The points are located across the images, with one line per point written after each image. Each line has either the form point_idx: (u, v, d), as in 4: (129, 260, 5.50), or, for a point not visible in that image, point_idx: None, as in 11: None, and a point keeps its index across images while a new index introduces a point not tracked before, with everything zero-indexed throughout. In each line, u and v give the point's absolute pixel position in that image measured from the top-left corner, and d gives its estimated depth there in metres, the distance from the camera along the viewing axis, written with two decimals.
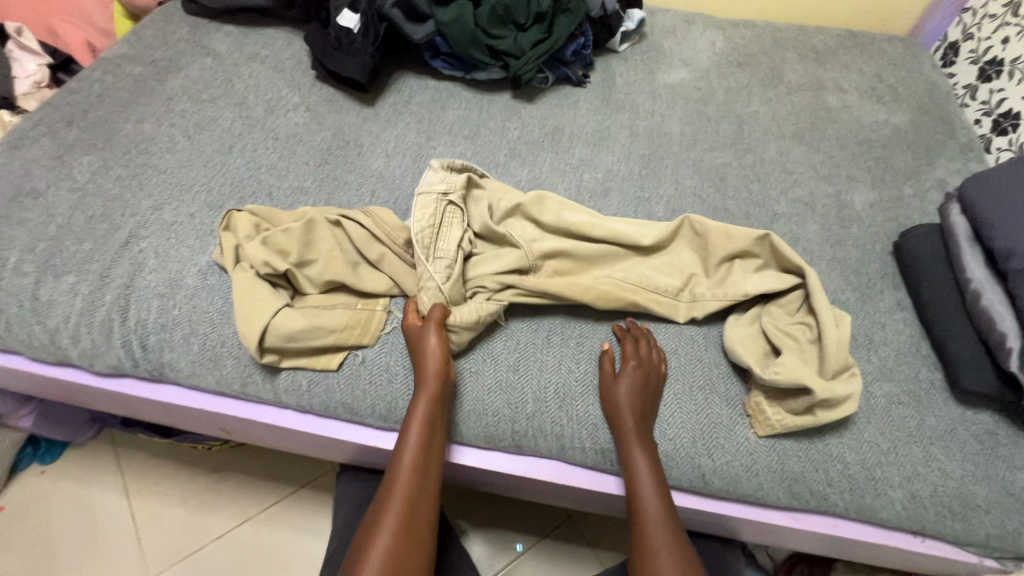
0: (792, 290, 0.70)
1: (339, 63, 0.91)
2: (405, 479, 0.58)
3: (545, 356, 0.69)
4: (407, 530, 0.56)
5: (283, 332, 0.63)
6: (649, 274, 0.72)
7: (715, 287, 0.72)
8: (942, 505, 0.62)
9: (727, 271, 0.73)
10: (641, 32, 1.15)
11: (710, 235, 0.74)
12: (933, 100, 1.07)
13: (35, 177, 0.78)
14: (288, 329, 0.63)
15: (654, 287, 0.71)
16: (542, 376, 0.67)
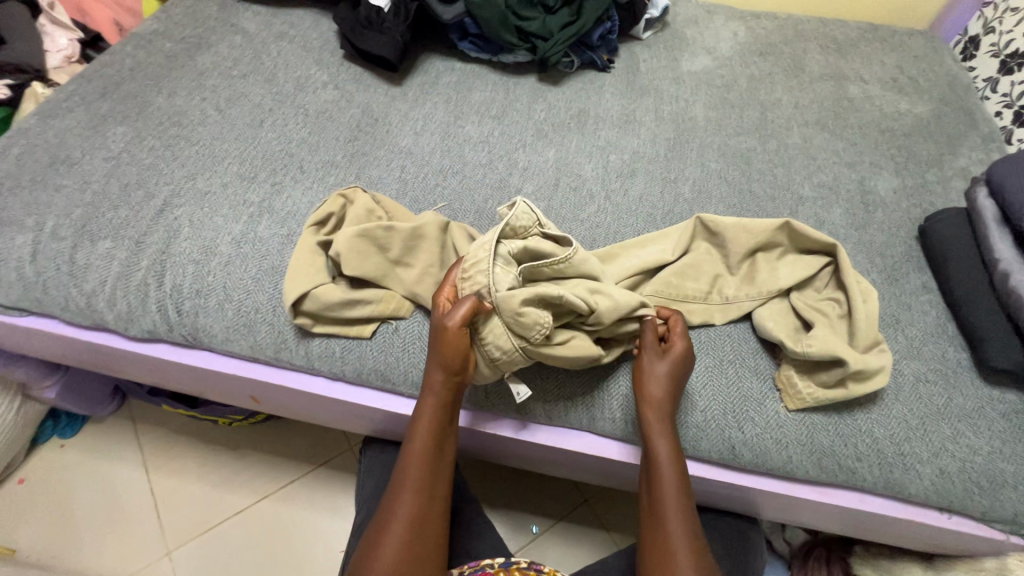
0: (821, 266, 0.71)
1: (369, 42, 0.91)
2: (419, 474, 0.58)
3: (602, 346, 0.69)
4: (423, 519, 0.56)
5: (322, 302, 0.64)
6: (677, 283, 0.70)
7: (745, 286, 0.70)
8: (970, 481, 0.63)
9: (751, 267, 0.71)
10: (664, 20, 1.16)
11: (726, 232, 0.71)
12: (954, 91, 1.08)
13: (70, 146, 0.79)
14: (327, 299, 0.64)
15: (684, 295, 0.69)
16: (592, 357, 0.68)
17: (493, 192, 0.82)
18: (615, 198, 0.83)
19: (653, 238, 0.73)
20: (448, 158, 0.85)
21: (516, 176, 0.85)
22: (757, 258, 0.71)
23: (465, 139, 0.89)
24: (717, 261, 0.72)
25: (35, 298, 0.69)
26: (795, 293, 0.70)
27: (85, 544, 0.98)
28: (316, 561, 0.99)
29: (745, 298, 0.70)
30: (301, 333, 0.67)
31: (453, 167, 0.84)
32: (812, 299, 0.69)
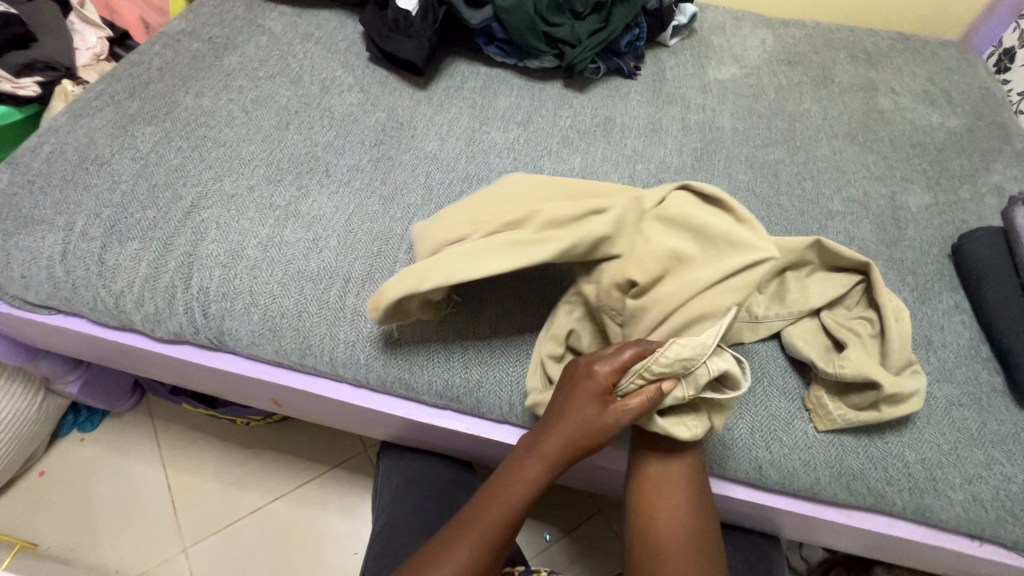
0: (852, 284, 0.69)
1: (396, 46, 0.91)
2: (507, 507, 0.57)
3: None
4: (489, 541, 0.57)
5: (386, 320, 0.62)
6: None
7: (775, 305, 0.69)
8: (1004, 509, 0.61)
9: (781, 285, 0.70)
10: (691, 27, 1.14)
11: None
12: (988, 105, 1.06)
13: (99, 145, 0.79)
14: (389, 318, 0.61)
15: None
16: None
17: None
18: None
19: None
20: (473, 165, 0.85)
21: None
22: (786, 276, 0.70)
23: (490, 145, 0.88)
24: None
25: (64, 297, 0.70)
26: (826, 314, 0.68)
27: (103, 539, 0.99)
28: (330, 562, 0.99)
29: (777, 317, 0.68)
30: (325, 340, 0.67)
31: (478, 174, 0.84)
32: (845, 320, 0.67)
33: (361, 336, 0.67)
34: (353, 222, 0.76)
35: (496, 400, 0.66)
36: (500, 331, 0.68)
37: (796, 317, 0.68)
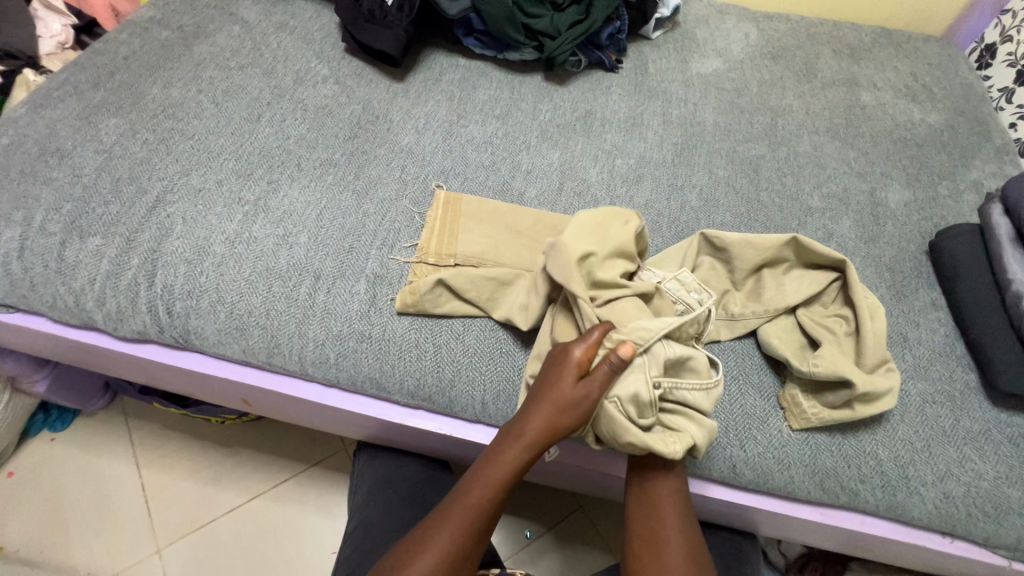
0: (829, 282, 0.69)
1: (372, 36, 0.89)
2: (476, 498, 0.56)
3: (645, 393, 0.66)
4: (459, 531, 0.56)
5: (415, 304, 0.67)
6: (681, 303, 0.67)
7: (751, 303, 0.69)
8: (974, 506, 0.62)
9: (756, 283, 0.70)
10: (674, 20, 1.13)
11: (730, 248, 0.69)
12: (969, 101, 1.06)
13: (61, 137, 0.77)
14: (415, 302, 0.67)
15: None
16: None
17: (495, 195, 0.80)
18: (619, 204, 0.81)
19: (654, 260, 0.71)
20: (450, 159, 0.83)
21: (519, 178, 0.82)
22: (761, 274, 0.70)
23: (468, 139, 0.86)
24: (721, 278, 0.70)
25: (22, 295, 0.67)
26: (801, 312, 0.68)
27: (74, 540, 0.97)
28: (307, 561, 0.98)
29: (752, 315, 0.68)
30: (294, 339, 0.66)
31: (455, 168, 0.82)
32: (819, 318, 0.67)
33: (330, 334, 0.66)
34: (324, 217, 0.74)
35: (469, 400, 0.65)
36: (473, 330, 0.67)
37: (771, 316, 0.68)
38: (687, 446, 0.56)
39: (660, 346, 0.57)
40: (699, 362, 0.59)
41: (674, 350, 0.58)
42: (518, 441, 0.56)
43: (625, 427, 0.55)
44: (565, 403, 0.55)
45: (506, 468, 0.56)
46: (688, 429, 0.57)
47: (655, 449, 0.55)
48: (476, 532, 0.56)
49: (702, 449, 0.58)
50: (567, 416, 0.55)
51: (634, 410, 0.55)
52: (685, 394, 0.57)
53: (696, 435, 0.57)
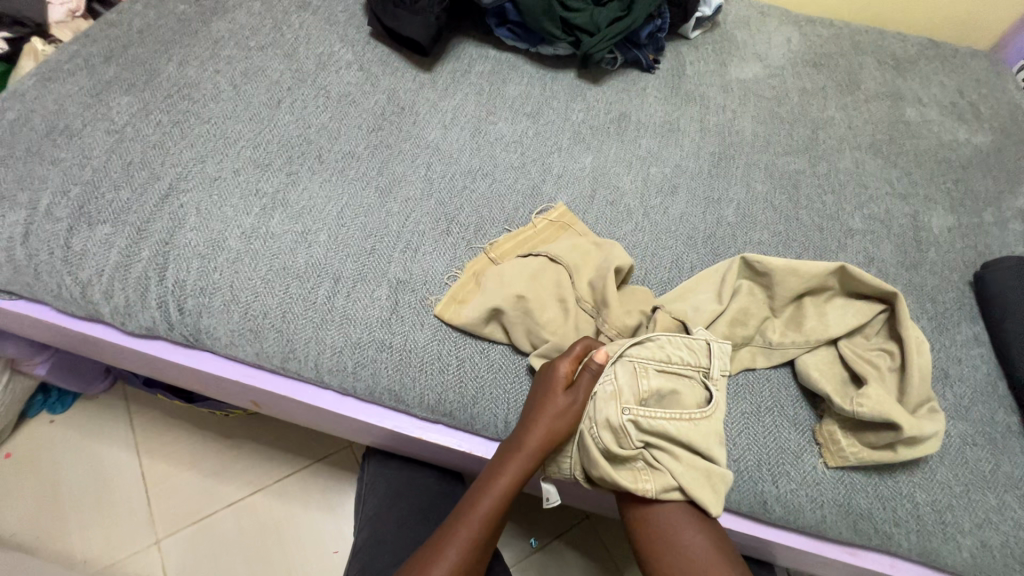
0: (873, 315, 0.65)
1: (401, 22, 0.84)
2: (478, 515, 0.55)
3: None
4: (473, 550, 0.54)
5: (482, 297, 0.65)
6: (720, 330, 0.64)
7: (791, 331, 0.66)
8: (1012, 556, 0.59)
9: (798, 311, 0.67)
10: (714, 20, 1.08)
11: (773, 274, 0.66)
12: (1017, 122, 1.01)
13: (70, 115, 0.73)
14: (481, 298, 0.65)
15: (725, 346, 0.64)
16: None
17: (525, 199, 0.76)
18: (654, 216, 0.78)
19: (693, 285, 0.68)
20: (478, 158, 0.79)
21: (550, 183, 0.79)
22: (804, 302, 0.67)
23: (497, 138, 0.82)
24: (761, 304, 0.67)
25: (26, 283, 0.64)
26: (841, 343, 0.64)
27: (71, 528, 0.95)
28: (309, 561, 0.96)
29: (791, 344, 0.65)
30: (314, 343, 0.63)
31: (482, 168, 0.78)
32: (863, 352, 0.63)
33: (349, 341, 0.63)
34: (345, 215, 0.70)
35: (491, 417, 0.62)
36: (498, 346, 0.64)
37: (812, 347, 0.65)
38: (660, 487, 0.56)
39: (637, 373, 0.57)
40: (686, 394, 0.58)
41: (651, 382, 0.57)
42: (518, 457, 0.56)
43: (597, 457, 0.56)
44: (560, 413, 0.56)
45: (509, 481, 0.56)
46: (669, 469, 0.56)
47: (624, 485, 0.56)
48: (482, 546, 0.56)
49: (687, 491, 0.56)
50: (563, 424, 0.56)
51: (609, 441, 0.56)
52: (664, 425, 0.56)
53: (677, 476, 0.56)
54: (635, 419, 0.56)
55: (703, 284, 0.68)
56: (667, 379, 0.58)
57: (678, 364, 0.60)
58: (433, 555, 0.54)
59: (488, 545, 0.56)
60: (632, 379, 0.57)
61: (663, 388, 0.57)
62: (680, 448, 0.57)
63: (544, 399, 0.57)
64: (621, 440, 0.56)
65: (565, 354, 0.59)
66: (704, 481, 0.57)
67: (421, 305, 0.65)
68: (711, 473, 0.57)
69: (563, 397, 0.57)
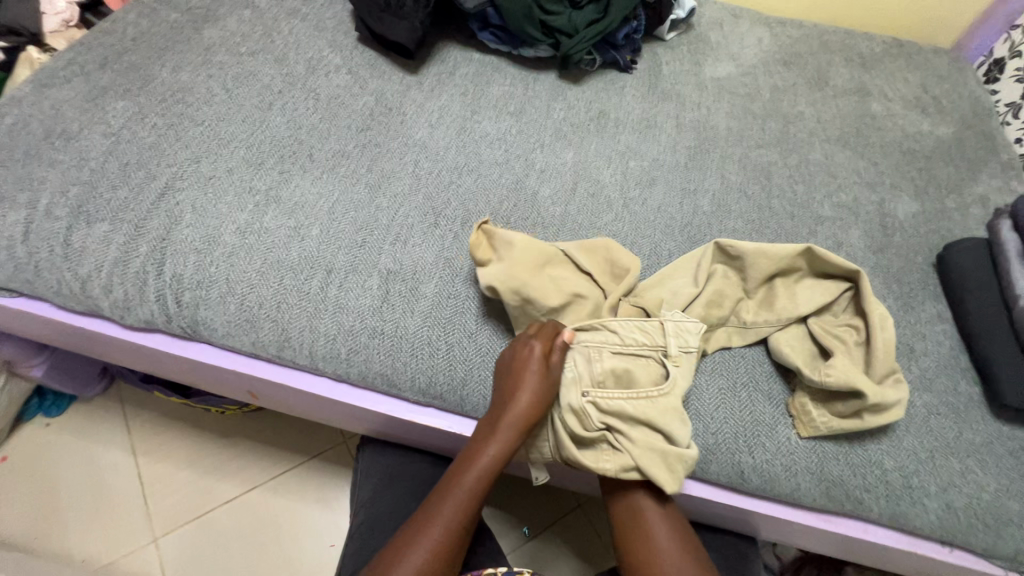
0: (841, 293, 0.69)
1: (387, 26, 0.88)
2: (458, 494, 0.57)
3: None
4: (455, 529, 0.57)
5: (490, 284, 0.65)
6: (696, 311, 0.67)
7: (764, 311, 0.69)
8: (975, 517, 0.63)
9: (770, 292, 0.70)
10: (688, 22, 1.12)
11: (744, 257, 0.69)
12: (977, 115, 1.06)
13: (67, 119, 0.75)
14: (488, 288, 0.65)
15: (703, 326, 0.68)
16: None
17: (509, 192, 0.80)
18: (633, 207, 0.81)
19: (670, 271, 0.71)
20: (464, 154, 0.83)
21: (533, 177, 0.82)
22: (774, 283, 0.70)
23: (482, 135, 0.86)
24: (735, 286, 0.70)
25: (26, 280, 0.66)
26: (812, 323, 0.68)
27: (68, 529, 0.96)
28: (306, 555, 0.97)
29: (764, 323, 0.68)
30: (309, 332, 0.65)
31: (468, 165, 0.82)
32: (829, 328, 0.67)
33: (342, 329, 0.65)
34: (336, 210, 0.73)
35: (480, 398, 0.65)
36: (486, 329, 0.67)
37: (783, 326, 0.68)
38: (619, 466, 0.59)
39: (591, 356, 0.62)
40: (643, 375, 0.62)
41: (605, 366, 0.61)
42: (496, 436, 0.58)
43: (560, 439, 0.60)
44: (531, 397, 0.58)
45: (488, 461, 0.58)
46: (628, 450, 0.59)
47: (585, 465, 0.59)
48: (464, 525, 0.57)
49: (647, 473, 0.58)
50: (533, 409, 0.58)
51: (571, 422, 0.60)
52: (620, 405, 0.59)
53: (636, 457, 0.58)
54: (590, 401, 0.60)
55: (679, 269, 0.71)
56: (624, 364, 0.62)
57: (641, 351, 0.63)
58: (410, 539, 0.56)
59: (471, 524, 0.58)
60: (588, 367, 0.61)
61: (619, 372, 0.61)
62: (638, 431, 0.59)
63: (519, 379, 0.59)
64: (581, 424, 0.60)
65: (533, 335, 0.62)
66: (662, 463, 0.58)
67: (412, 293, 0.68)
68: (672, 455, 0.58)
69: (539, 378, 0.59)
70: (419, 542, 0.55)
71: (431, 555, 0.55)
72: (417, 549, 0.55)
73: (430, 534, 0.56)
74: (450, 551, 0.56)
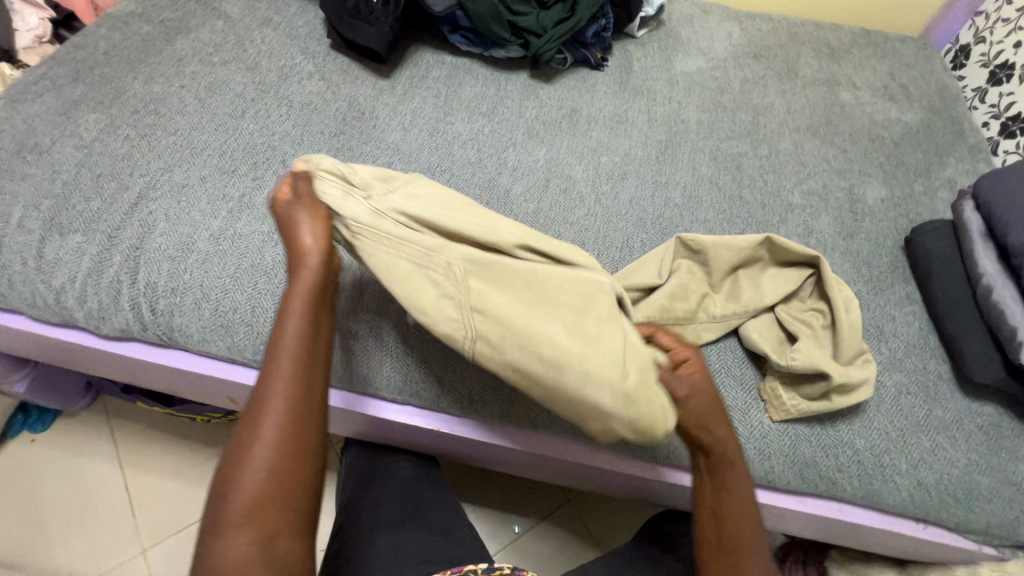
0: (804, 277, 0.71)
1: (357, 32, 0.89)
2: (273, 397, 0.46)
3: None
4: (291, 430, 0.46)
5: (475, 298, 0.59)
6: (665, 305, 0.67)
7: (729, 303, 0.70)
8: (945, 492, 0.64)
9: (734, 284, 0.71)
10: (659, 19, 1.14)
11: (708, 251, 0.70)
12: (944, 100, 1.08)
13: (39, 133, 0.75)
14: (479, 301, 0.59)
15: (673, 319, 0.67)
16: None
17: (482, 191, 0.81)
18: (605, 201, 0.82)
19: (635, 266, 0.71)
20: (436, 155, 0.84)
21: (506, 175, 0.83)
22: (738, 275, 0.72)
23: (455, 136, 0.87)
24: (700, 280, 0.71)
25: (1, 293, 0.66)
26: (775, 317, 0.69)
27: (56, 543, 0.96)
28: None
29: (732, 313, 0.69)
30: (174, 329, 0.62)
31: (441, 165, 0.83)
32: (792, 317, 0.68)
33: None
34: None
35: (455, 394, 0.65)
36: None
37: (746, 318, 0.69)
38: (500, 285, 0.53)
39: (348, 185, 0.55)
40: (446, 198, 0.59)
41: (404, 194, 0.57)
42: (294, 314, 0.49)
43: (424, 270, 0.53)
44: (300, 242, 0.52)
45: (293, 342, 0.48)
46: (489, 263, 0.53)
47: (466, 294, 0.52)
48: (298, 421, 0.46)
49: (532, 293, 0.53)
50: (322, 253, 0.52)
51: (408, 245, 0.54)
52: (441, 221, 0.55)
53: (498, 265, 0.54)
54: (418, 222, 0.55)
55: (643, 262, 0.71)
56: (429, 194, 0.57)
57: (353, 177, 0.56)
58: (236, 466, 0.44)
59: (311, 418, 0.47)
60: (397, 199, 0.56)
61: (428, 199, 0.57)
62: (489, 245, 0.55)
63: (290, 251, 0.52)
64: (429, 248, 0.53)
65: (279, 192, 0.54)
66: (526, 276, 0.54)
67: (385, 293, 0.68)
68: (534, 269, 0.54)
69: (300, 240, 0.51)
70: (245, 464, 0.44)
71: (260, 468, 0.44)
72: (244, 470, 0.44)
73: (256, 448, 0.44)
74: (292, 452, 0.45)
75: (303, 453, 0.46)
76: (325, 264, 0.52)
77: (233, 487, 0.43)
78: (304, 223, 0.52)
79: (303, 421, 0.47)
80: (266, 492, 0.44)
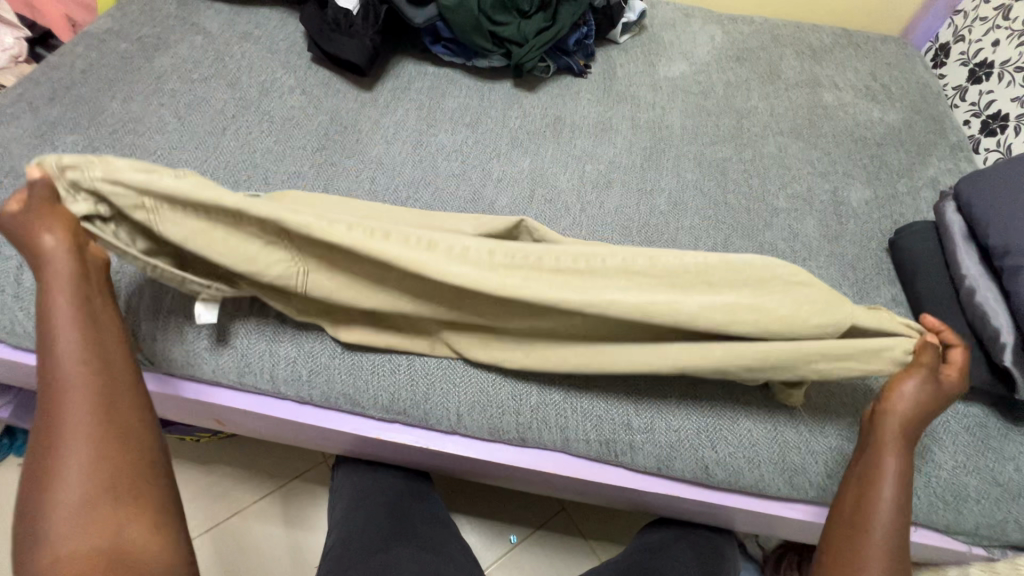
0: None
1: (337, 46, 0.88)
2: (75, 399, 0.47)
3: (604, 400, 0.65)
4: (104, 419, 0.47)
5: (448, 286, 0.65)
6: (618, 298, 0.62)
7: None
8: (933, 495, 0.64)
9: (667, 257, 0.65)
10: (641, 24, 1.14)
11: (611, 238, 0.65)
12: (925, 99, 1.09)
13: (15, 156, 0.74)
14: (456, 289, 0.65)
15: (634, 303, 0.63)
16: (586, 417, 0.65)
17: (467, 204, 0.80)
18: (590, 210, 0.82)
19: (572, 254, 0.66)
20: (420, 168, 0.83)
21: (490, 187, 0.83)
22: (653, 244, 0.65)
23: (438, 148, 0.86)
24: None
25: None
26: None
27: None
28: None
29: None
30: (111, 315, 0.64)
31: (424, 178, 0.82)
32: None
33: (302, 350, 0.65)
34: None
35: (443, 410, 0.65)
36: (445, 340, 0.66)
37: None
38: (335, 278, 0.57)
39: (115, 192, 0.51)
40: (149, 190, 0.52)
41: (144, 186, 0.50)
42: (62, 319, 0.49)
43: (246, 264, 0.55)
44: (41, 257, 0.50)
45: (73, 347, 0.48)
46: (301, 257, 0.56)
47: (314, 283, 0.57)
48: (109, 410, 0.47)
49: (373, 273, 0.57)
50: (71, 258, 0.50)
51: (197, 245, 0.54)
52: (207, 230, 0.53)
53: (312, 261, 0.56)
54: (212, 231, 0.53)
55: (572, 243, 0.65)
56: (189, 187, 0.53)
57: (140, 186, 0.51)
58: (53, 474, 0.45)
59: (122, 405, 0.49)
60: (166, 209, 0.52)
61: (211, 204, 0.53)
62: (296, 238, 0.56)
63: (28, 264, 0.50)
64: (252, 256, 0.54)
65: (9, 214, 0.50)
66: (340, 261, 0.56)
67: None
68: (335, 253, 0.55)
69: (64, 247, 0.50)
70: (59, 468, 0.44)
71: (78, 466, 0.44)
72: (61, 474, 0.44)
73: (68, 449, 0.45)
74: (116, 435, 0.47)
75: (130, 435, 0.48)
76: (77, 256, 0.51)
77: (53, 504, 0.43)
78: (60, 236, 0.50)
79: (113, 416, 0.47)
80: (96, 485, 0.44)
